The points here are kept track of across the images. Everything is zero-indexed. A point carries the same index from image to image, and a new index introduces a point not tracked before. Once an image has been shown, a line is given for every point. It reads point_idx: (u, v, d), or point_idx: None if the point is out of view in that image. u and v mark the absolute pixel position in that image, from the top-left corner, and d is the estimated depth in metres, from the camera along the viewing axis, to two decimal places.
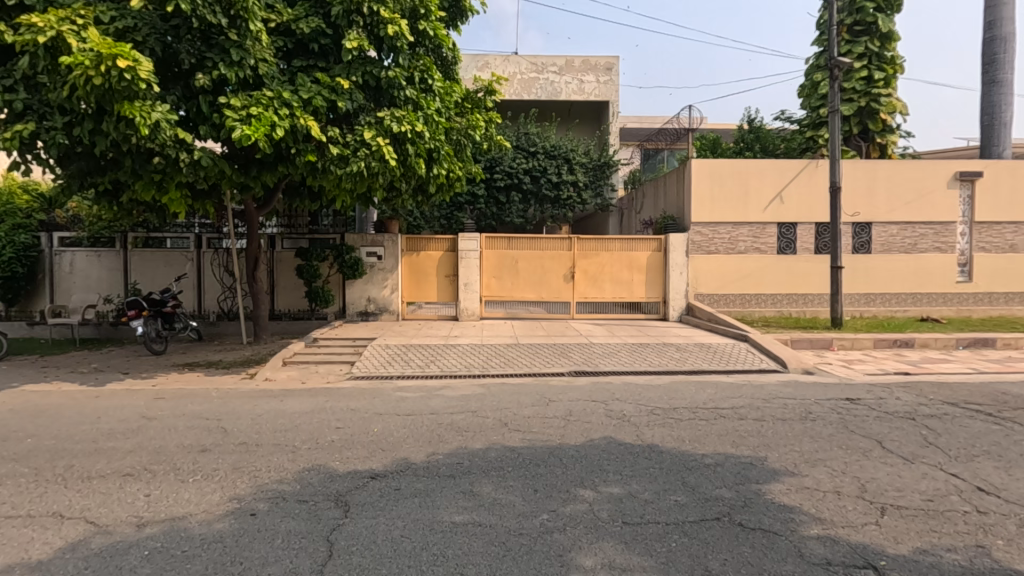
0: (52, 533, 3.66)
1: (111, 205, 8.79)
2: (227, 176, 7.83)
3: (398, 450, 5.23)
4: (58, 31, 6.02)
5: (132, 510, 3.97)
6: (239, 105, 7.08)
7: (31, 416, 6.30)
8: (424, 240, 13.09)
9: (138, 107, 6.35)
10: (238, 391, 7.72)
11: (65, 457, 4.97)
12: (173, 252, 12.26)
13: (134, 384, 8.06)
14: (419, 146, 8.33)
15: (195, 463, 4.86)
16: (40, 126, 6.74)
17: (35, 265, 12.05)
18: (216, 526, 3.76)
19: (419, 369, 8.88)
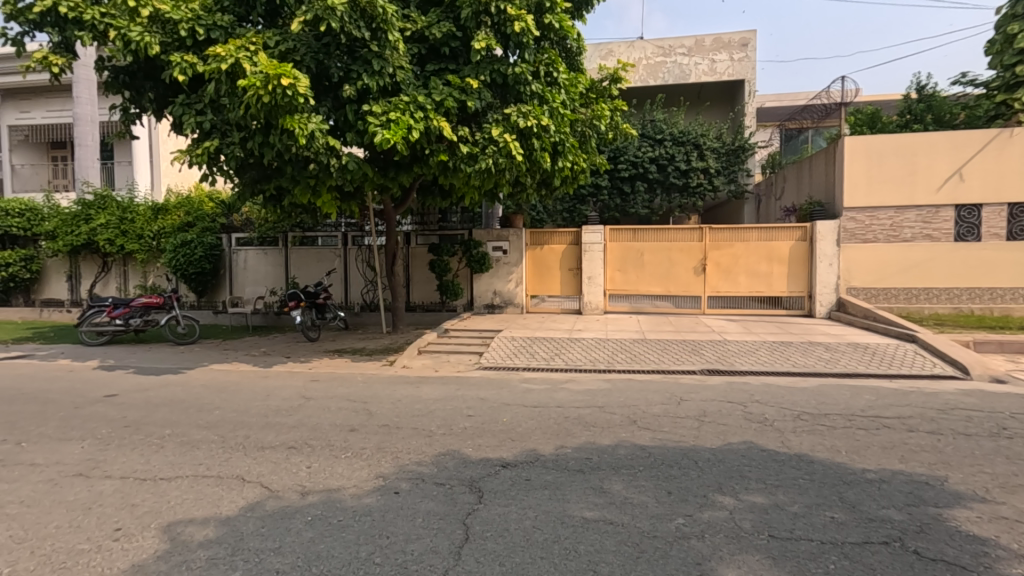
0: (236, 493, 4.25)
1: (275, 208, 9.96)
2: (369, 178, 8.50)
3: (526, 440, 5.31)
4: (236, 58, 6.90)
5: (296, 479, 4.47)
6: (380, 111, 7.61)
7: (218, 391, 7.39)
8: (547, 233, 13.18)
9: (298, 120, 7.11)
10: (380, 376, 8.38)
11: (243, 429, 5.75)
12: (323, 249, 13.63)
13: (295, 367, 9.11)
14: (544, 139, 8.39)
15: (346, 441, 5.35)
16: (222, 142, 7.81)
17: (219, 263, 14.10)
18: (366, 500, 4.11)
19: (544, 362, 8.97)
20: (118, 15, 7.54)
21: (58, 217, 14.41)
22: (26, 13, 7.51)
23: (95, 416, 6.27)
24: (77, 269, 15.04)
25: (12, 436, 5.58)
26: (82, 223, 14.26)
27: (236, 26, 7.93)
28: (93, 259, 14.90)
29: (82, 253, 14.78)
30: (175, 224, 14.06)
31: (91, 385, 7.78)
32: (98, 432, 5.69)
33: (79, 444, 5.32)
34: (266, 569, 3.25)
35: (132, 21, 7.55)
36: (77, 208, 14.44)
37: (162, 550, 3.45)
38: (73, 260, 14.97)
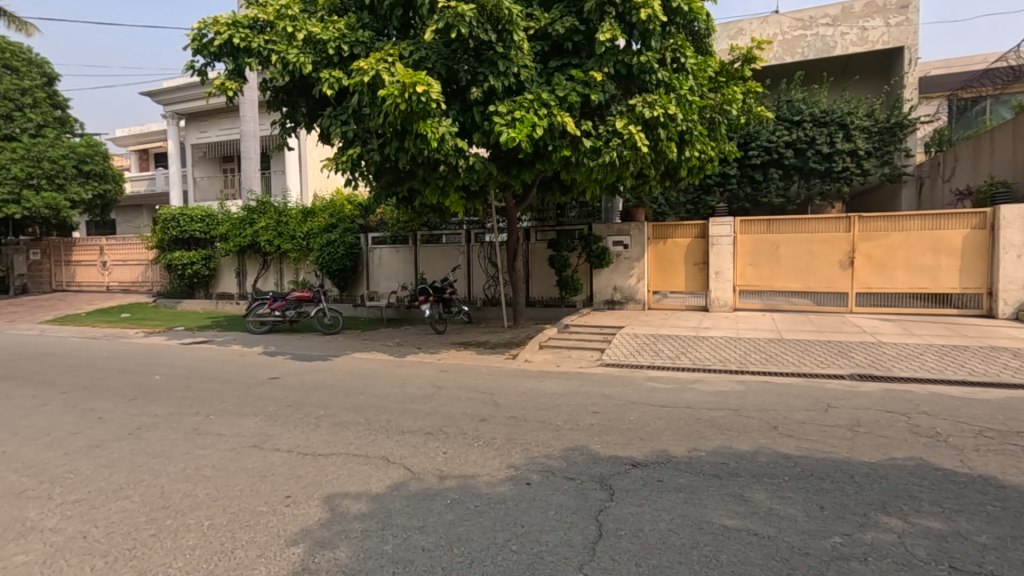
0: (383, 472, 4.62)
1: (407, 208, 10.65)
2: (494, 177, 8.75)
3: (656, 441, 5.16)
4: (376, 70, 7.45)
5: (435, 463, 4.75)
6: (505, 111, 7.79)
7: (361, 378, 8.09)
8: (671, 227, 12.69)
9: (430, 124, 7.51)
10: (504, 369, 8.63)
11: (384, 413, 6.24)
12: (448, 246, 14.32)
13: (426, 357, 9.69)
14: (670, 128, 8.07)
15: (477, 430, 5.58)
16: (363, 149, 8.50)
17: (357, 260, 15.41)
18: (499, 488, 4.25)
19: (670, 360, 8.65)
20: (278, 41, 8.49)
21: (230, 222, 16.63)
22: (208, 46, 8.70)
23: (263, 395, 7.16)
24: (243, 267, 17.27)
25: (203, 409, 6.55)
26: (248, 226, 16.34)
27: (374, 41, 8.57)
28: (256, 257, 17.02)
29: (247, 253, 16.94)
30: (321, 225, 15.60)
31: (258, 368, 8.92)
32: (266, 409, 6.50)
33: (253, 419, 6.11)
34: (413, 545, 3.49)
35: (289, 44, 8.46)
36: (244, 214, 16.55)
37: (325, 518, 3.84)
38: (241, 258, 17.22)
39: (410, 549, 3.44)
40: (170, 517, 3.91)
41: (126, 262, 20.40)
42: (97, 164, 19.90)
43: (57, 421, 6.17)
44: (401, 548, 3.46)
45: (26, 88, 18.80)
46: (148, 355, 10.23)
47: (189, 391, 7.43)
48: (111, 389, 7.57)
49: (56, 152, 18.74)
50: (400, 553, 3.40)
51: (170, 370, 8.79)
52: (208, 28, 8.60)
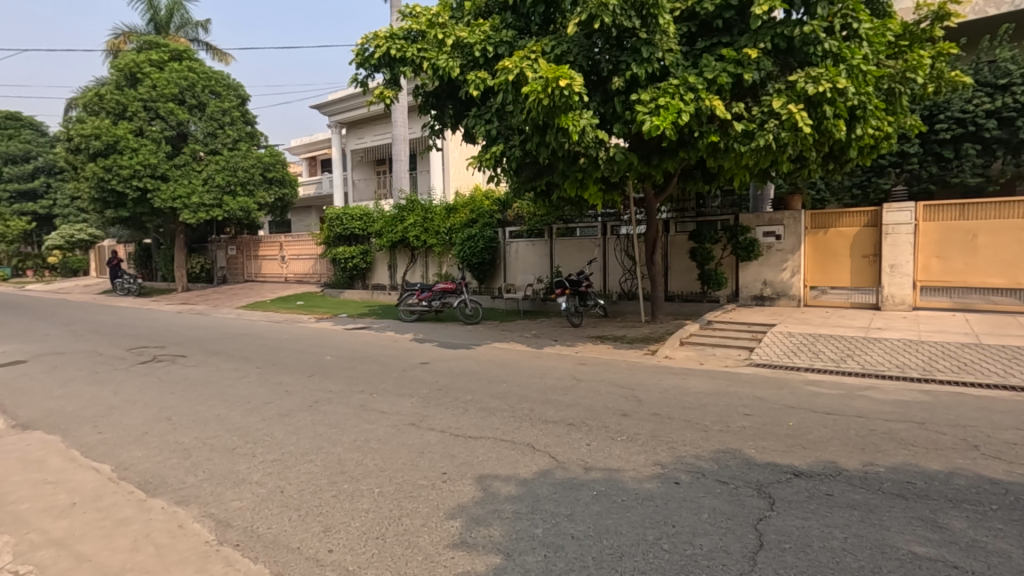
0: (529, 459, 4.76)
1: (545, 201, 10.79)
2: (634, 167, 8.54)
3: (822, 450, 4.69)
4: (520, 68, 7.62)
5: (579, 455, 4.79)
6: (649, 98, 7.54)
7: (502, 367, 8.43)
8: (834, 215, 11.40)
9: (571, 118, 7.53)
10: (643, 365, 8.43)
11: (527, 402, 6.42)
12: (584, 239, 14.29)
13: (563, 350, 9.80)
14: (839, 105, 7.25)
15: (620, 424, 5.51)
16: (505, 146, 8.77)
17: (496, 253, 16.02)
18: (647, 485, 4.16)
19: (833, 363, 7.80)
20: (429, 49, 9.08)
21: (383, 219, 18.20)
22: (369, 59, 9.53)
23: (417, 379, 7.77)
24: (395, 260, 18.83)
25: (366, 388, 7.28)
26: (398, 223, 17.76)
27: (517, 39, 8.81)
28: (405, 252, 18.49)
29: (398, 248, 18.44)
30: (463, 221, 16.44)
31: (410, 353, 9.69)
32: (420, 391, 7.05)
33: (410, 400, 6.66)
34: (562, 532, 3.55)
35: (439, 51, 9.01)
36: (395, 211, 18.01)
37: (478, 497, 4.07)
38: (392, 253, 18.80)
39: (560, 536, 3.51)
40: (347, 482, 4.41)
41: (300, 257, 23.36)
42: (278, 171, 22.97)
43: (255, 392, 7.27)
44: (551, 533, 3.54)
45: (226, 108, 22.21)
46: (320, 339, 11.61)
47: (354, 372, 8.30)
48: (293, 367, 8.73)
49: (248, 162, 22.00)
50: (550, 538, 3.48)
51: (339, 352, 9.90)
52: (370, 43, 9.43)
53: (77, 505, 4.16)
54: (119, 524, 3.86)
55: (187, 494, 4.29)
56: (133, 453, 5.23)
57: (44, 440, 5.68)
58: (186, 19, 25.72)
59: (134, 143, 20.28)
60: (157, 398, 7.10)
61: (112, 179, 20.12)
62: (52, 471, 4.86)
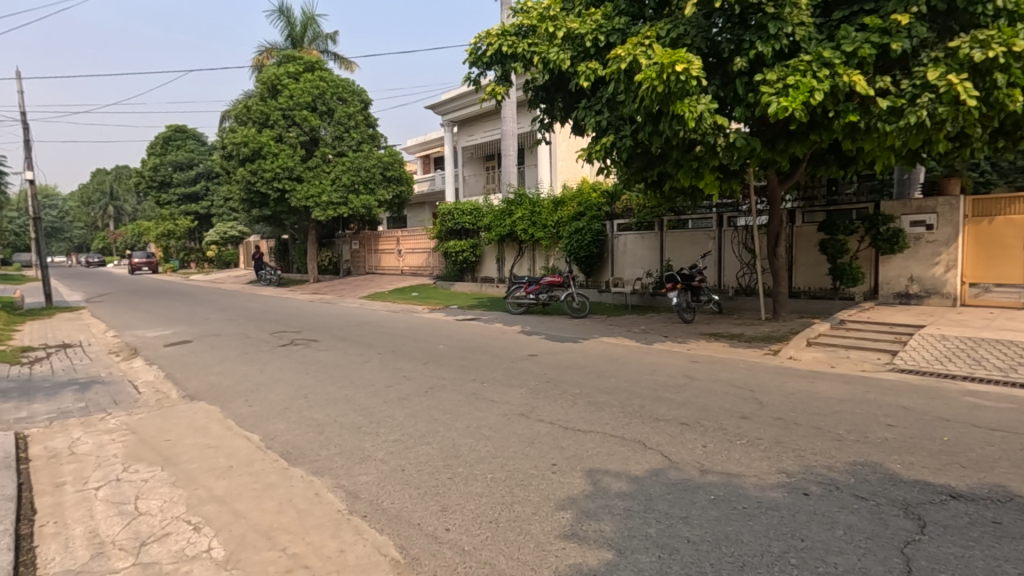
0: (640, 456, 4.65)
1: (656, 192, 10.42)
2: (756, 154, 7.97)
3: (987, 472, 4.08)
4: (634, 55, 7.40)
5: (695, 456, 4.59)
6: (775, 78, 7.00)
7: (610, 361, 8.31)
8: (1003, 200, 9.87)
9: (688, 104, 7.19)
10: (764, 365, 7.87)
11: (638, 398, 6.27)
12: (697, 231, 13.63)
13: (674, 346, 9.44)
14: (1014, 71, 6.25)
15: (740, 427, 5.20)
16: (616, 136, 8.58)
17: (603, 247, 15.81)
18: (771, 494, 3.89)
19: (999, 373, 6.77)
20: (540, 43, 9.14)
21: (492, 214, 18.66)
22: (481, 58, 9.76)
23: (525, 370, 7.91)
24: (503, 254, 19.26)
25: (478, 377, 7.55)
26: (507, 217, 18.10)
27: (630, 25, 8.57)
28: (513, 245, 18.82)
29: (506, 241, 18.84)
30: (570, 214, 16.38)
31: (518, 346, 9.86)
32: (529, 382, 7.17)
33: (519, 390, 6.79)
34: (677, 534, 3.43)
35: (550, 44, 9.03)
36: (504, 206, 18.37)
37: (588, 490, 4.05)
38: (500, 246, 19.24)
39: (675, 538, 3.39)
40: (461, 465, 4.60)
41: (415, 251, 24.70)
42: (396, 170, 24.46)
43: (378, 376, 7.82)
44: (665, 534, 3.43)
45: (352, 113, 24.01)
46: (434, 329, 12.21)
47: (466, 361, 8.62)
48: (410, 354, 9.28)
49: (369, 162, 23.65)
50: (664, 539, 3.38)
51: (451, 342, 10.36)
52: (482, 42, 9.67)
53: (233, 468, 4.76)
54: (267, 487, 4.35)
55: (322, 466, 4.73)
56: (276, 425, 5.86)
57: (207, 410, 6.56)
58: (318, 33, 28.06)
59: (275, 148, 22.61)
60: (295, 378, 7.89)
61: (257, 182, 22.62)
62: (213, 437, 5.60)
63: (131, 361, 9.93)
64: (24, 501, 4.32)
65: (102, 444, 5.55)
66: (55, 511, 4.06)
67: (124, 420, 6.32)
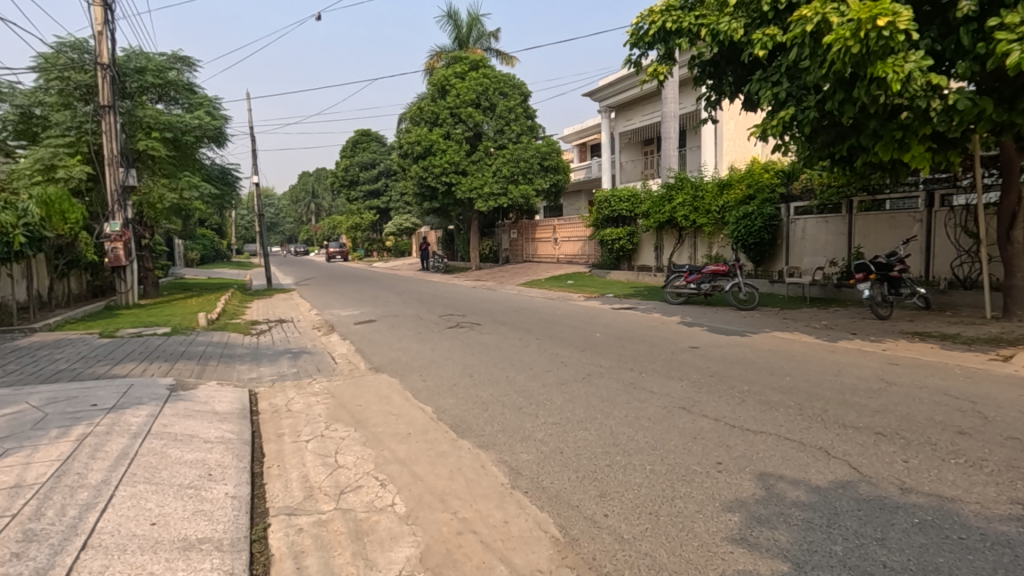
0: (823, 465, 4.17)
1: (846, 169, 9.16)
2: (987, 117, 6.61)
3: None
4: (822, 13, 6.52)
5: (894, 472, 3.99)
6: (1018, 20, 5.74)
7: (785, 358, 7.56)
8: None
9: (891, 64, 6.17)
10: (989, 373, 6.53)
11: (820, 401, 5.62)
12: (897, 213, 11.72)
13: (865, 345, 8.26)
14: None
15: (955, 444, 4.38)
16: (797, 109, 7.70)
17: (777, 233, 14.37)
18: (1000, 527, 3.22)
19: None
20: (709, 14, 8.57)
21: (651, 200, 18.02)
22: (643, 38, 9.40)
23: (687, 363, 7.54)
24: (662, 241, 18.53)
25: (636, 366, 7.40)
26: (666, 203, 17.32)
27: None
28: (672, 232, 18.00)
29: (665, 228, 18.08)
30: (738, 197, 15.17)
31: (680, 337, 9.44)
32: (691, 375, 6.84)
33: (681, 383, 6.52)
34: (870, 557, 3.02)
35: (721, 14, 8.40)
36: (663, 191, 17.60)
37: (760, 495, 3.75)
38: (659, 233, 18.54)
39: (868, 561, 2.99)
40: (620, 454, 4.56)
41: (571, 239, 24.93)
42: (553, 159, 24.96)
43: (537, 360, 8.07)
44: (854, 554, 3.05)
45: (512, 106, 24.91)
46: (591, 317, 12.22)
47: (624, 350, 8.50)
48: (567, 341, 9.43)
49: (528, 153, 24.39)
50: (853, 560, 3.00)
51: (608, 330, 10.30)
52: (645, 21, 9.30)
53: (412, 435, 5.30)
54: (440, 455, 4.78)
55: (487, 441, 5.04)
56: (447, 400, 6.37)
57: (390, 382, 7.37)
58: (482, 32, 29.49)
59: (443, 145, 24.38)
60: (462, 358, 8.50)
61: (428, 177, 24.67)
62: (395, 406, 6.28)
63: (330, 336, 11.55)
64: (257, 445, 5.28)
65: (310, 404, 6.56)
66: (278, 457, 4.91)
67: (326, 386, 7.40)
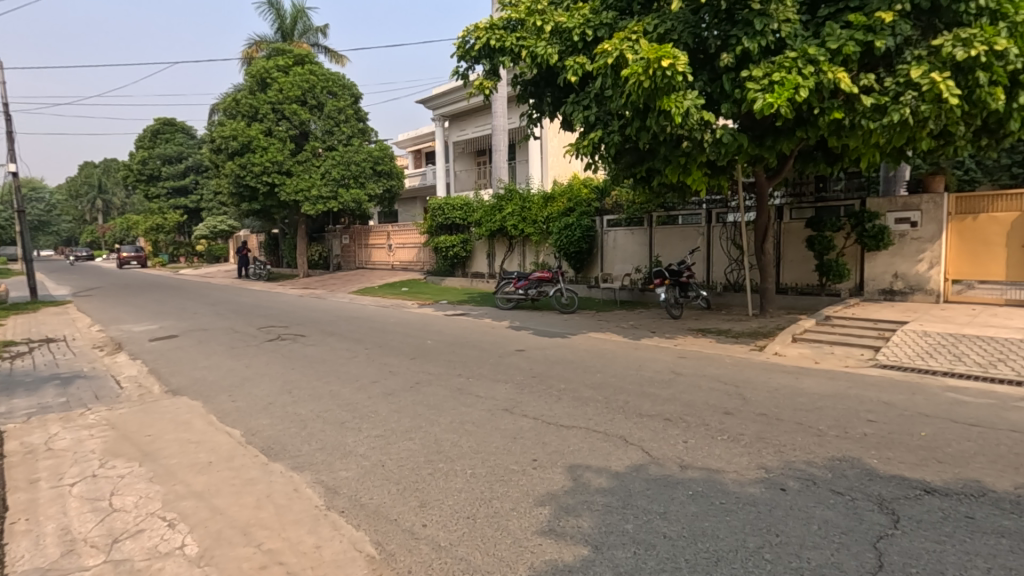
0: (622, 452, 4.66)
1: (645, 188, 10.44)
2: (745, 150, 8.06)
3: (963, 467, 4.16)
4: (621, 50, 7.38)
5: (676, 451, 4.61)
6: (761, 74, 7.09)
7: (598, 357, 8.34)
8: (986, 199, 10.19)
9: (674, 99, 7.19)
10: (750, 361, 7.95)
11: (623, 393, 6.29)
12: (686, 227, 13.66)
13: (662, 342, 9.48)
14: (994, 69, 6.54)
15: (722, 423, 5.22)
16: (604, 131, 8.54)
17: (593, 242, 15.83)
18: (750, 489, 3.91)
19: (978, 369, 6.99)
20: (529, 36, 9.12)
21: (482, 209, 18.63)
22: (469, 52, 9.70)
23: (512, 365, 7.90)
24: (493, 249, 19.23)
25: (465, 372, 7.54)
26: (497, 212, 18.08)
27: (618, 20, 8.59)
28: (503, 240, 18.79)
29: (496, 237, 18.82)
30: (560, 210, 16.41)
31: (508, 341, 9.86)
32: (515, 377, 7.18)
33: (505, 386, 6.79)
34: (654, 530, 3.44)
35: (538, 38, 9.01)
36: (494, 201, 18.33)
37: (568, 486, 4.06)
38: (490, 241, 19.22)
39: (652, 534, 3.40)
40: (442, 461, 4.58)
41: (405, 245, 24.64)
42: (386, 164, 24.37)
43: (365, 371, 7.79)
44: (642, 530, 3.44)
45: (342, 107, 23.85)
46: (424, 324, 12.17)
47: (455, 356, 8.62)
48: (397, 349, 9.26)
49: (360, 156, 23.54)
50: (641, 535, 3.38)
51: (439, 337, 10.36)
52: (471, 35, 9.59)
53: (213, 463, 4.72)
54: (246, 482, 4.33)
55: (303, 461, 4.70)
56: (259, 421, 5.82)
57: (190, 405, 6.51)
58: (308, 26, 27.81)
59: (264, 142, 22.43)
60: (281, 373, 7.85)
61: (246, 176, 22.45)
62: (195, 432, 5.56)
63: (116, 355, 9.84)
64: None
65: (81, 439, 5.50)
66: (29, 508, 4.02)
67: (104, 415, 6.26)
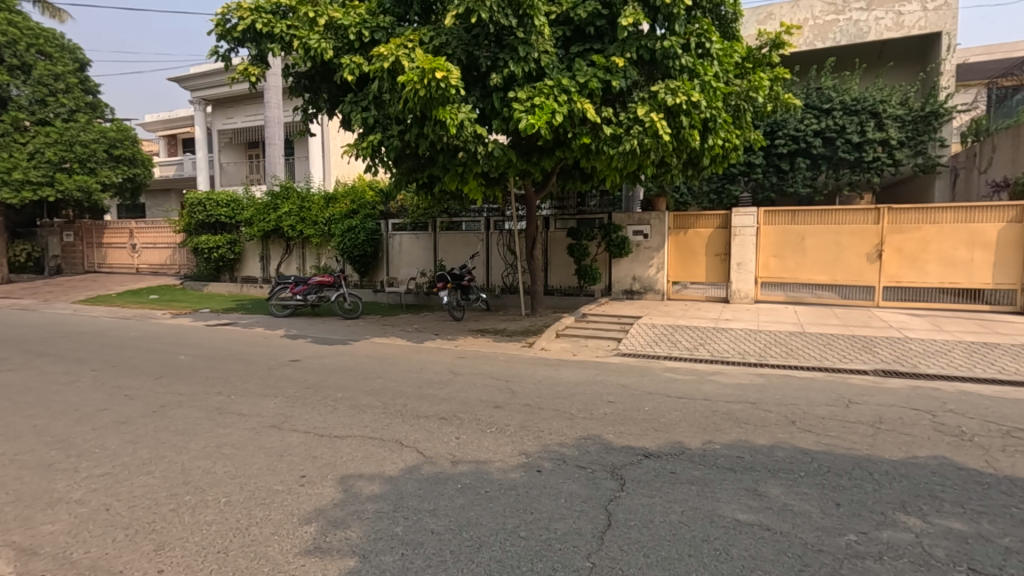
0: (396, 455, 4.67)
1: (427, 194, 10.66)
2: (514, 164, 8.80)
3: (672, 432, 5.19)
4: (396, 56, 7.41)
5: (448, 448, 4.80)
6: (525, 97, 7.83)
7: (379, 362, 8.22)
8: (692, 217, 12.81)
9: (449, 110, 7.49)
10: (521, 356, 8.70)
11: (402, 397, 6.32)
12: (468, 233, 14.33)
13: (444, 343, 9.79)
14: (694, 115, 8.27)
15: (492, 416, 5.61)
16: (384, 135, 8.48)
17: (378, 246, 15.58)
18: (512, 475, 4.27)
19: (687, 351, 8.80)
20: (300, 27, 8.54)
21: (254, 207, 16.90)
22: (231, 32, 8.73)
23: (284, 377, 7.32)
24: (267, 251, 17.57)
25: (226, 389, 6.71)
26: (271, 212, 16.57)
27: (395, 26, 8.63)
28: (279, 242, 17.28)
29: (271, 238, 17.24)
30: (343, 211, 15.78)
31: (282, 351, 9.10)
32: (287, 390, 6.65)
33: (274, 400, 6.24)
34: (423, 528, 3.52)
35: (311, 30, 8.51)
36: (268, 199, 16.79)
37: (338, 499, 3.91)
38: (264, 243, 17.51)
39: (420, 532, 3.48)
40: (190, 493, 4.01)
41: (155, 245, 20.98)
42: (126, 148, 20.22)
43: (89, 398, 6.39)
44: (411, 530, 3.49)
45: (59, 73, 19.17)
46: (178, 337, 10.49)
47: (215, 372, 7.63)
48: (138, 368, 7.81)
49: (88, 136, 19.17)
50: (410, 535, 3.43)
51: (196, 351, 9.04)
52: (232, 14, 8.64)
53: None
54: None
55: None
56: None
57: None
58: None
59: None
60: None
61: None
62: None
63: None
64: None
65: None
66: None
67: None
